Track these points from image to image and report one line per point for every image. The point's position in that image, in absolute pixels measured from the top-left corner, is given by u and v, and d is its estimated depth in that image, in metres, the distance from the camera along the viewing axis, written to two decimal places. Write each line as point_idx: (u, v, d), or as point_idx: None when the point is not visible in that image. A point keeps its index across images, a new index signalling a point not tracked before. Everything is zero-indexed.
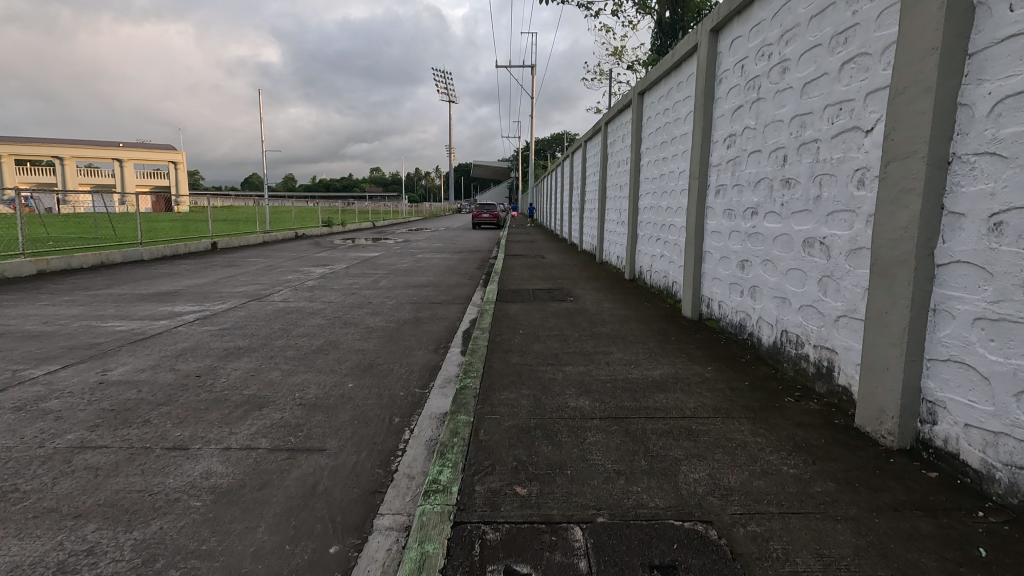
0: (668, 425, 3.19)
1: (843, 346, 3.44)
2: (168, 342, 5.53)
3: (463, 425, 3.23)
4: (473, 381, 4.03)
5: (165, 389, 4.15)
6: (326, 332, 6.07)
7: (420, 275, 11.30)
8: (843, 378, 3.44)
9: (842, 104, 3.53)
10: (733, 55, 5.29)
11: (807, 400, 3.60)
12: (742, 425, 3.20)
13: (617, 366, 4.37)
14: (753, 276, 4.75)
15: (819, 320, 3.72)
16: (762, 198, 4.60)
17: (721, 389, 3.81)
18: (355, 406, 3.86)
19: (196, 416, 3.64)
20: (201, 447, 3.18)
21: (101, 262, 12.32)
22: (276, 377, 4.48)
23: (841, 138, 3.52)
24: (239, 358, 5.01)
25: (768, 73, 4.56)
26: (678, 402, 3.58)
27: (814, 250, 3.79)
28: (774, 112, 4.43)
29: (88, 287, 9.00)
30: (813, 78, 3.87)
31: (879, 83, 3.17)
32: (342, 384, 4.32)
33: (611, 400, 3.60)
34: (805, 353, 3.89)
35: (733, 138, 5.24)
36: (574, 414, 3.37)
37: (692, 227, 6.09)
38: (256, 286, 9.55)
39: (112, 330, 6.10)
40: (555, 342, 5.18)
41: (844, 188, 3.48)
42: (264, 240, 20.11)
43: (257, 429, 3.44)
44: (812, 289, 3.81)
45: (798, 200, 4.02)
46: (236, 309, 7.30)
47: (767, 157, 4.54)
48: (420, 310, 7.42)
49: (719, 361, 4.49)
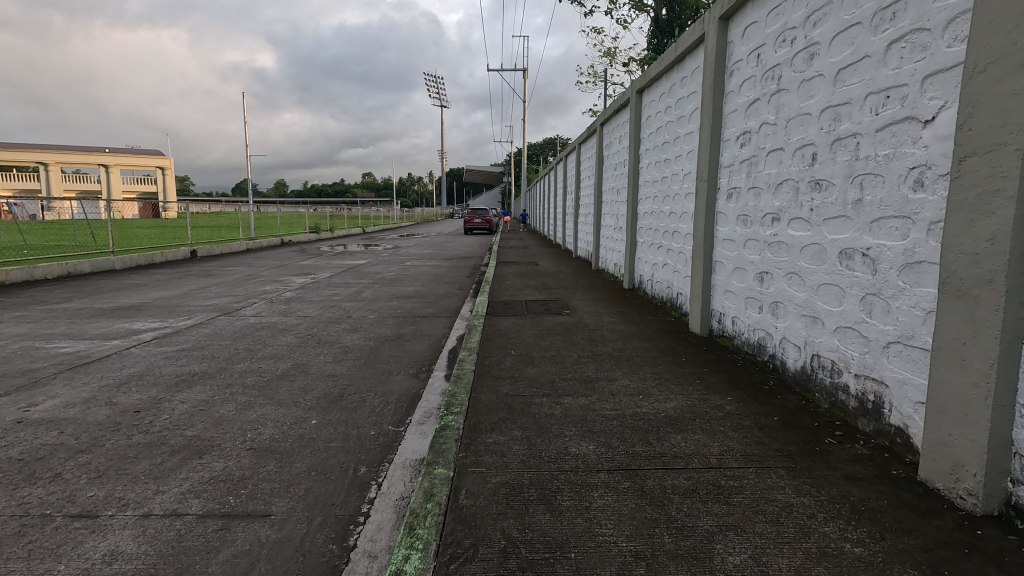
0: (691, 480, 2.62)
1: (895, 379, 2.88)
2: (114, 368, 4.89)
3: (441, 483, 2.63)
4: (457, 419, 3.43)
5: (93, 430, 3.51)
6: (295, 353, 5.45)
7: (407, 284, 10.71)
8: (897, 418, 2.88)
9: (889, 91, 2.98)
10: (747, 44, 4.76)
11: (851, 441, 3.03)
12: (781, 479, 2.62)
13: (623, 398, 3.78)
14: (775, 290, 4.19)
15: (862, 345, 3.16)
16: (786, 202, 4.04)
17: (748, 428, 3.23)
18: (314, 451, 3.24)
19: (120, 468, 3.01)
20: (113, 515, 2.55)
21: (68, 272, 11.62)
22: (229, 411, 3.86)
23: (889, 130, 2.97)
24: (191, 387, 4.38)
25: (791, 61, 4.01)
26: (699, 447, 2.98)
27: (854, 262, 3.23)
28: (799, 105, 3.88)
29: (44, 301, 8.32)
30: (851, 63, 3.32)
31: (940, 63, 2.63)
32: (304, 420, 3.70)
33: (619, 445, 3.01)
34: (845, 384, 3.33)
35: (748, 135, 4.70)
36: (576, 464, 2.79)
37: (700, 235, 5.54)
38: (229, 298, 8.90)
39: (55, 352, 5.45)
40: (551, 366, 4.58)
41: (894, 190, 2.92)
42: (248, 247, 19.47)
43: (189, 487, 2.82)
44: (850, 308, 3.26)
45: (831, 205, 3.48)
46: (201, 326, 6.65)
47: (791, 156, 3.98)
48: (403, 325, 6.80)
49: (740, 389, 3.92)
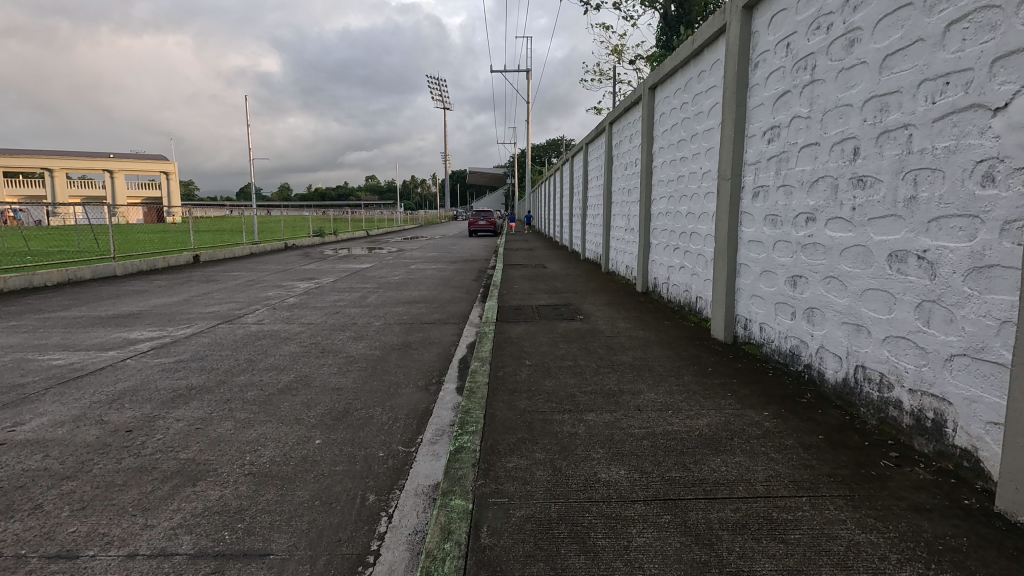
0: (740, 513, 2.34)
1: (961, 397, 2.61)
2: (107, 382, 4.64)
3: (460, 517, 2.36)
4: (472, 440, 3.15)
5: (80, 453, 3.26)
6: (298, 364, 5.19)
7: (413, 289, 10.44)
8: (964, 439, 2.61)
9: (949, 77, 2.70)
10: (775, 33, 4.46)
11: (910, 464, 2.74)
12: (841, 510, 2.34)
13: (651, 414, 3.50)
14: (810, 295, 3.91)
15: (918, 357, 2.87)
16: (823, 201, 3.76)
17: (792, 448, 2.95)
18: (318, 477, 2.97)
19: (108, 497, 2.75)
20: (95, 555, 2.29)
21: (68, 279, 11.40)
22: (226, 430, 3.60)
23: (950, 120, 2.69)
24: (188, 402, 4.12)
25: (828, 49, 3.72)
26: (742, 471, 2.70)
27: (907, 266, 2.94)
28: (838, 95, 3.59)
29: (41, 310, 8.10)
30: (899, 48, 3.04)
31: (1015, 43, 2.35)
32: (307, 440, 3.44)
33: (653, 470, 2.72)
34: (896, 399, 3.05)
35: (777, 129, 4.41)
36: (608, 494, 2.51)
37: (723, 237, 5.26)
38: (231, 305, 8.66)
39: (47, 365, 5.20)
40: (570, 378, 4.29)
41: (957, 186, 2.64)
42: (251, 252, 19.25)
43: (179, 521, 2.55)
44: (903, 316, 2.97)
45: (878, 204, 3.19)
46: (201, 335, 6.40)
47: (829, 152, 3.69)
48: (410, 333, 6.52)
49: (777, 403, 3.64)
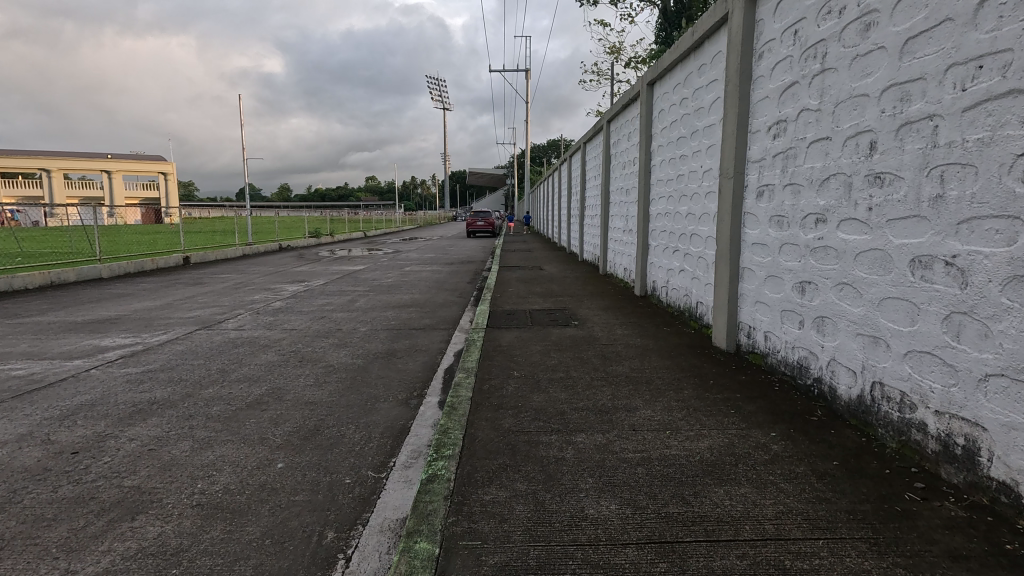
0: (747, 561, 2.01)
1: (999, 423, 2.30)
2: (64, 395, 4.32)
3: (423, 566, 2.04)
4: (447, 467, 2.84)
5: (13, 480, 2.94)
6: (272, 374, 4.87)
7: (404, 292, 10.12)
8: (1002, 471, 2.30)
9: (981, 61, 2.39)
10: (782, 21, 4.14)
11: (938, 498, 2.42)
12: (863, 558, 2.02)
13: (647, 435, 3.18)
14: (821, 303, 3.58)
15: (945, 376, 2.55)
16: (835, 200, 3.43)
17: (805, 478, 2.63)
18: (273, 510, 2.65)
19: (31, 536, 2.43)
20: None
21: (52, 281, 11.10)
22: (182, 452, 3.29)
23: (983, 109, 2.38)
24: (146, 419, 3.80)
25: (840, 35, 3.40)
26: (748, 506, 2.39)
27: (934, 273, 2.62)
28: (852, 86, 3.28)
29: (16, 315, 7.79)
30: (922, 30, 2.72)
31: None
32: (269, 464, 3.12)
33: (648, 505, 2.41)
34: (920, 422, 2.73)
35: (783, 123, 4.09)
36: (595, 536, 2.19)
37: (725, 239, 4.93)
38: (213, 308, 8.35)
39: (7, 376, 4.88)
40: (561, 392, 3.97)
41: (994, 183, 2.33)
42: (245, 252, 18.97)
43: (107, 565, 2.24)
44: (927, 329, 2.66)
45: (900, 203, 2.86)
46: (176, 342, 6.09)
47: (842, 147, 3.37)
48: (396, 340, 6.20)
49: (786, 422, 3.32)
